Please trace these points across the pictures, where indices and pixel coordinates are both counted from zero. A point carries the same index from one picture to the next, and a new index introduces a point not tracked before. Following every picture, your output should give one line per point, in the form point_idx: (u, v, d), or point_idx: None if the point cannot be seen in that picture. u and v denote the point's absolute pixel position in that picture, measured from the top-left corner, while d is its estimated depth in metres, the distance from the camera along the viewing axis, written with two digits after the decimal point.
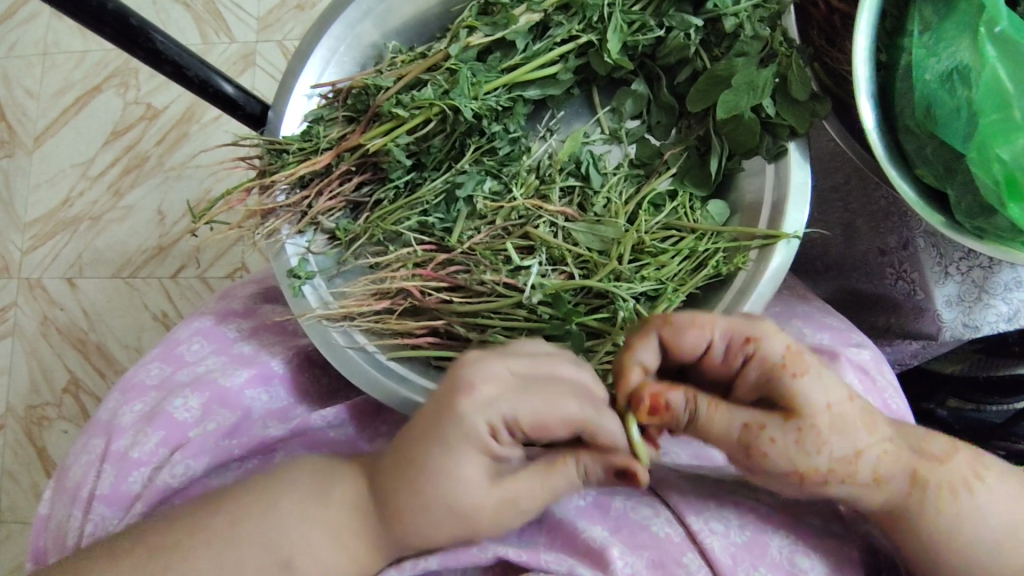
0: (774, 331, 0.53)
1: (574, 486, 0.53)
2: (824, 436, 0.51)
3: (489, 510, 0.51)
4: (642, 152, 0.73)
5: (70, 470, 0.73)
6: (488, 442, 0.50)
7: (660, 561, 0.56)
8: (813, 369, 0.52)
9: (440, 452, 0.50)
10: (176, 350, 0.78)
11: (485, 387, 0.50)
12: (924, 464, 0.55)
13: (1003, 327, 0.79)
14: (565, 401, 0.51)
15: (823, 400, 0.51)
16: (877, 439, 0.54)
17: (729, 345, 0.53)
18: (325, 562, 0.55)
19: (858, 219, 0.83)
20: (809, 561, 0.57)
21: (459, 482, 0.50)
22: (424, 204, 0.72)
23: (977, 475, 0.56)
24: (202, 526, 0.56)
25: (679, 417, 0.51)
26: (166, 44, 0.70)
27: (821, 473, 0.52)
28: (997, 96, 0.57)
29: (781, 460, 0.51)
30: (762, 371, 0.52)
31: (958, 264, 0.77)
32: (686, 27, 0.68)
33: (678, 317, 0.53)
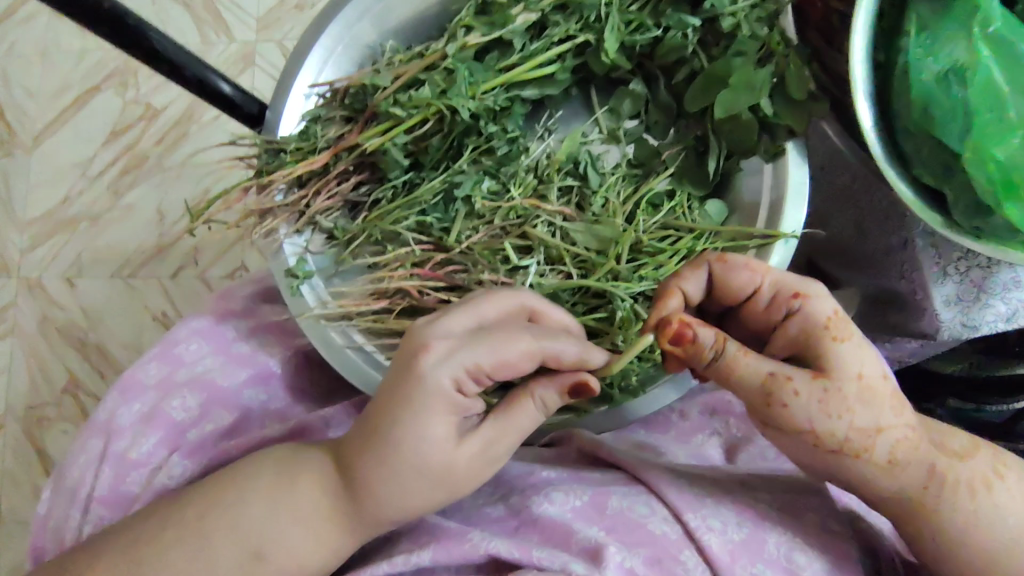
0: (823, 293, 0.55)
1: (538, 421, 0.56)
2: (849, 402, 0.53)
3: (462, 465, 0.54)
4: (641, 152, 0.73)
5: (67, 471, 0.72)
6: (452, 393, 0.53)
7: (658, 559, 0.55)
8: (853, 338, 0.54)
9: (404, 414, 0.53)
10: (173, 350, 0.76)
11: (441, 343, 0.53)
12: (943, 460, 0.55)
13: (1003, 327, 0.78)
14: (516, 340, 0.53)
15: (855, 368, 0.53)
16: (901, 423, 0.54)
17: (775, 296, 0.56)
18: (296, 552, 0.56)
19: (866, 218, 0.82)
20: (806, 557, 0.56)
21: (426, 440, 0.53)
22: (422, 204, 0.72)
23: (996, 472, 0.56)
24: (175, 520, 0.57)
25: (703, 354, 0.52)
26: (162, 43, 0.70)
27: (836, 440, 0.53)
28: (992, 96, 0.57)
29: (801, 414, 0.53)
30: (803, 327, 0.54)
31: (956, 264, 0.75)
32: (683, 27, 0.68)
33: (733, 258, 0.56)
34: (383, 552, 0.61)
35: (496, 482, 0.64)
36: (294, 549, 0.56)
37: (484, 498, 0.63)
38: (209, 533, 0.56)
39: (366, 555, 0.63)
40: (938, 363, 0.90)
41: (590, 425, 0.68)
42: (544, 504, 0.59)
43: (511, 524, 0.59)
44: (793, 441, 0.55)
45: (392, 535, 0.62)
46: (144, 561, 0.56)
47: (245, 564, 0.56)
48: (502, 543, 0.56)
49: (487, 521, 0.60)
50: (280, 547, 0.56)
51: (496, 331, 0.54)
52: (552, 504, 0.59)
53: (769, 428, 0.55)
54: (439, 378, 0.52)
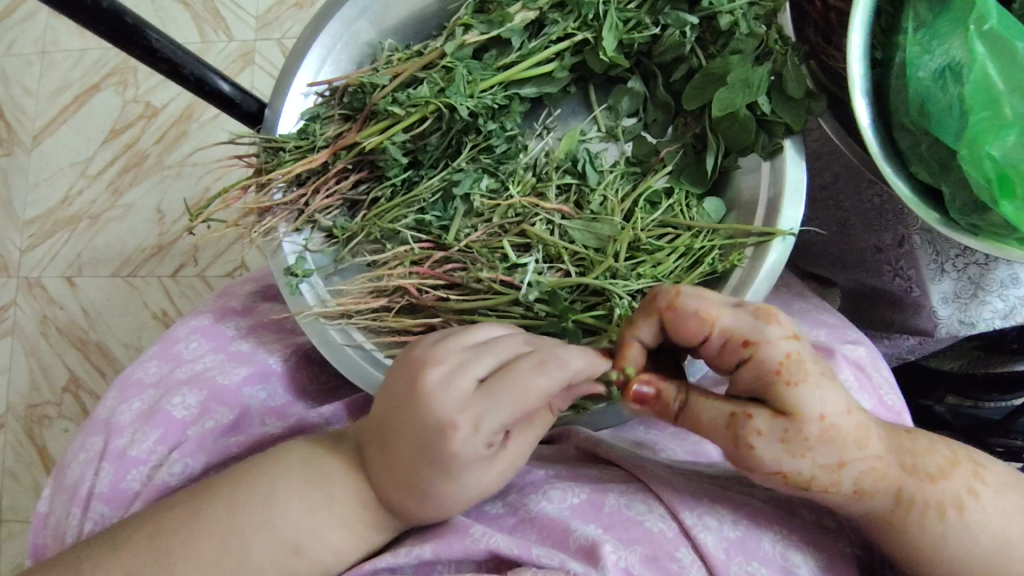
0: (778, 336, 0.52)
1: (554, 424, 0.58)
2: (811, 444, 0.51)
3: (507, 481, 0.56)
4: (639, 150, 0.73)
5: (69, 468, 0.73)
6: (489, 447, 0.53)
7: (653, 556, 0.55)
8: (812, 378, 0.51)
9: (443, 476, 0.53)
10: (174, 348, 0.78)
11: (466, 415, 0.51)
12: (913, 483, 0.54)
13: (999, 323, 0.80)
14: (537, 383, 0.51)
15: (817, 410, 0.51)
16: (866, 455, 0.53)
17: (727, 342, 0.53)
18: (318, 537, 0.57)
19: (852, 218, 0.83)
20: (802, 556, 0.57)
21: (467, 487, 0.54)
22: (421, 202, 0.72)
23: (969, 491, 0.55)
24: (197, 511, 0.57)
25: (669, 407, 0.53)
26: (162, 42, 0.70)
27: (804, 479, 0.52)
28: (987, 94, 0.57)
29: (766, 455, 0.51)
30: (758, 373, 0.52)
31: (953, 262, 0.77)
32: (682, 25, 0.69)
33: (683, 306, 0.53)
34: (382, 549, 0.61)
35: None
36: (322, 535, 0.57)
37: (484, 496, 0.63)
38: (241, 523, 0.56)
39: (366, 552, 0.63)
40: (937, 358, 0.90)
41: (587, 423, 0.67)
42: (541, 502, 0.59)
43: (510, 521, 0.59)
44: (761, 480, 0.53)
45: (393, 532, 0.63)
46: (170, 559, 0.56)
47: (278, 556, 0.56)
48: (502, 540, 0.56)
49: (486, 518, 0.60)
50: (311, 535, 0.57)
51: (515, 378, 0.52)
52: (550, 502, 0.59)
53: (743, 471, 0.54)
54: (474, 442, 0.52)
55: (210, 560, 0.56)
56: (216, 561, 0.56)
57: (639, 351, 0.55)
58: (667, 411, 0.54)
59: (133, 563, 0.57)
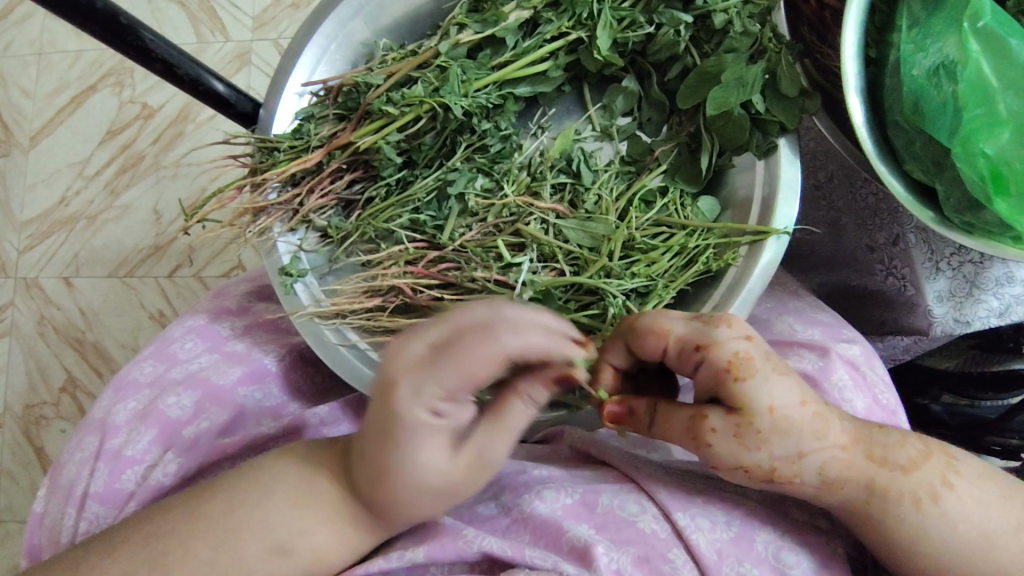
0: (727, 337, 0.55)
1: (530, 413, 0.53)
2: (764, 438, 0.53)
3: (461, 473, 0.52)
4: (633, 148, 0.73)
5: (64, 468, 0.73)
6: (434, 422, 0.49)
7: (646, 557, 0.55)
8: (762, 373, 0.53)
9: (392, 447, 0.50)
10: (169, 348, 0.78)
11: (410, 379, 0.48)
12: (882, 474, 0.54)
13: (995, 322, 0.81)
14: (484, 347, 0.47)
15: (766, 403, 0.53)
16: (827, 445, 0.54)
17: (682, 351, 0.56)
18: (310, 538, 0.57)
19: (843, 217, 0.83)
20: (795, 556, 0.56)
21: (420, 466, 0.51)
22: (416, 202, 0.72)
23: (944, 481, 0.54)
24: (199, 514, 0.57)
25: (642, 421, 0.58)
26: (156, 42, 0.70)
27: (766, 471, 0.54)
28: (982, 92, 0.57)
29: (725, 452, 0.53)
30: (712, 375, 0.55)
31: (948, 260, 0.79)
32: (676, 24, 0.69)
33: (640, 323, 0.57)
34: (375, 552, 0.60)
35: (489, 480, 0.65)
36: (314, 534, 0.57)
37: (477, 497, 0.63)
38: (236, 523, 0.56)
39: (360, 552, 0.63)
40: (932, 357, 0.85)
41: (581, 421, 0.69)
42: (534, 502, 0.59)
43: (502, 523, 0.59)
44: (726, 475, 0.55)
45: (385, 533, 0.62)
46: (167, 561, 0.56)
47: (270, 555, 0.56)
48: (494, 541, 0.56)
49: (479, 520, 0.60)
50: (304, 536, 0.57)
51: (458, 340, 0.47)
52: (543, 502, 0.58)
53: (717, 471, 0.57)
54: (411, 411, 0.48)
55: (207, 562, 0.56)
56: (213, 563, 0.56)
57: (610, 373, 0.60)
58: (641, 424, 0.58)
59: (129, 564, 0.56)
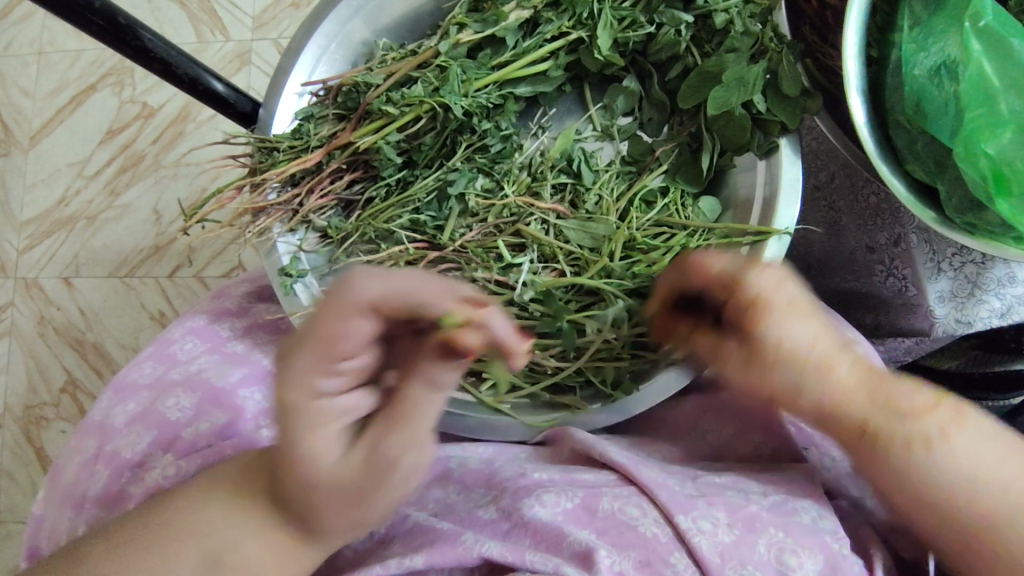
0: (755, 277, 0.57)
1: (432, 397, 0.50)
2: (771, 365, 0.57)
3: (353, 474, 0.49)
4: (634, 148, 0.73)
5: (64, 470, 0.73)
6: (313, 406, 0.48)
7: (647, 561, 0.55)
8: (777, 311, 0.56)
9: (287, 441, 0.49)
10: (169, 349, 0.78)
11: (286, 360, 0.48)
12: (881, 413, 0.53)
13: (997, 323, 0.80)
14: (337, 308, 0.45)
15: (776, 335, 0.56)
16: (833, 379, 0.55)
17: (715, 284, 0.59)
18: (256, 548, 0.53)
19: (844, 217, 0.83)
20: (799, 559, 0.55)
21: (315, 462, 0.49)
22: (416, 202, 0.72)
23: (942, 431, 0.52)
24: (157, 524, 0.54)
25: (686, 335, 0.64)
26: (155, 42, 0.70)
27: (774, 394, 0.58)
28: (984, 91, 0.57)
29: (741, 368, 0.60)
30: (738, 307, 0.58)
31: (950, 260, 0.79)
32: (677, 23, 0.69)
33: (682, 258, 0.61)
34: (374, 555, 0.60)
35: (489, 484, 0.64)
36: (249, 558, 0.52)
37: (477, 501, 0.63)
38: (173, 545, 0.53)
39: (359, 555, 0.62)
40: None
41: (582, 421, 0.70)
42: (534, 507, 0.58)
43: (503, 527, 0.58)
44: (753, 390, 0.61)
45: (385, 536, 0.62)
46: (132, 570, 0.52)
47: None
48: (495, 546, 0.56)
49: (479, 524, 0.60)
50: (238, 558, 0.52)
51: (318, 312, 0.46)
52: (542, 507, 0.58)
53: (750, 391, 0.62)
54: (286, 392, 0.48)
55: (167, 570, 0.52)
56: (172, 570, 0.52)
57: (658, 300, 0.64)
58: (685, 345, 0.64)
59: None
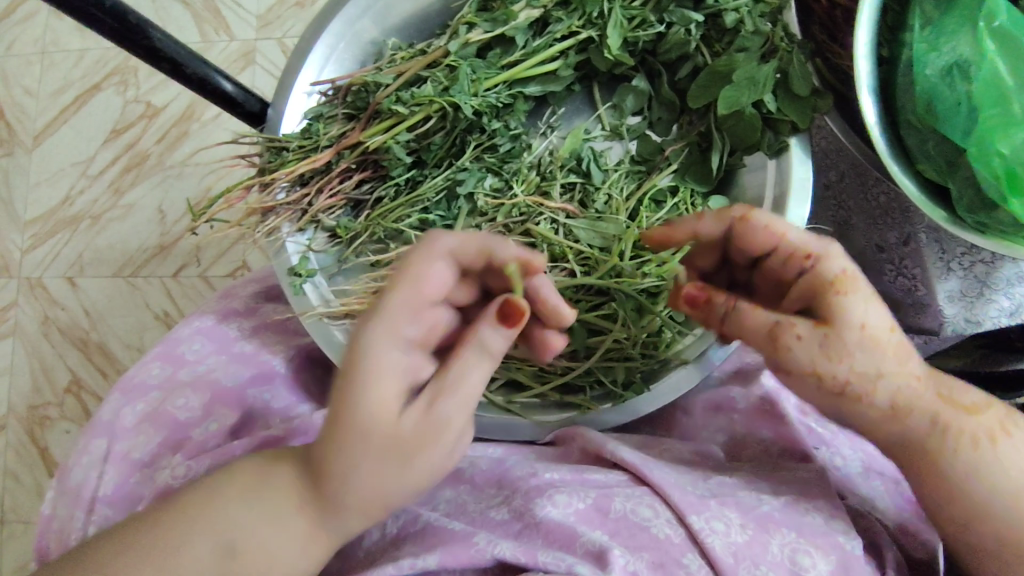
0: (837, 253, 0.55)
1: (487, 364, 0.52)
2: (847, 350, 0.53)
3: (407, 430, 0.50)
4: (643, 148, 0.73)
5: (71, 471, 0.72)
6: (389, 352, 0.50)
7: (660, 562, 0.55)
8: (863, 293, 0.54)
9: (344, 399, 0.50)
10: (177, 349, 0.77)
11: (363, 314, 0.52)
12: (949, 410, 0.55)
13: (1006, 322, 0.81)
14: (417, 270, 0.53)
15: (858, 318, 0.53)
16: (904, 372, 0.54)
17: (791, 256, 0.56)
18: (270, 543, 0.51)
19: (854, 216, 0.83)
20: (812, 559, 0.55)
21: (370, 418, 0.49)
22: (425, 201, 0.72)
23: (1002, 429, 0.55)
24: (155, 529, 0.52)
25: (716, 310, 0.57)
26: (164, 41, 0.69)
27: (838, 383, 0.54)
28: (997, 91, 0.57)
29: (802, 356, 0.54)
30: (813, 285, 0.55)
31: (960, 260, 0.79)
32: (687, 23, 0.69)
33: (754, 219, 0.57)
34: (386, 555, 0.60)
35: (500, 484, 0.64)
36: (268, 544, 0.51)
37: (488, 502, 0.63)
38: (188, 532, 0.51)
39: (370, 555, 0.62)
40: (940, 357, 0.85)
41: (594, 423, 0.69)
42: (546, 507, 0.58)
43: (515, 527, 0.58)
44: (798, 382, 0.56)
45: (396, 535, 0.61)
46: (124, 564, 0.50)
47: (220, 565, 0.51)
48: (508, 547, 0.55)
49: (491, 525, 0.59)
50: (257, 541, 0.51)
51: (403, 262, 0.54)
52: (555, 507, 0.58)
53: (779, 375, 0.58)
54: (371, 334, 0.51)
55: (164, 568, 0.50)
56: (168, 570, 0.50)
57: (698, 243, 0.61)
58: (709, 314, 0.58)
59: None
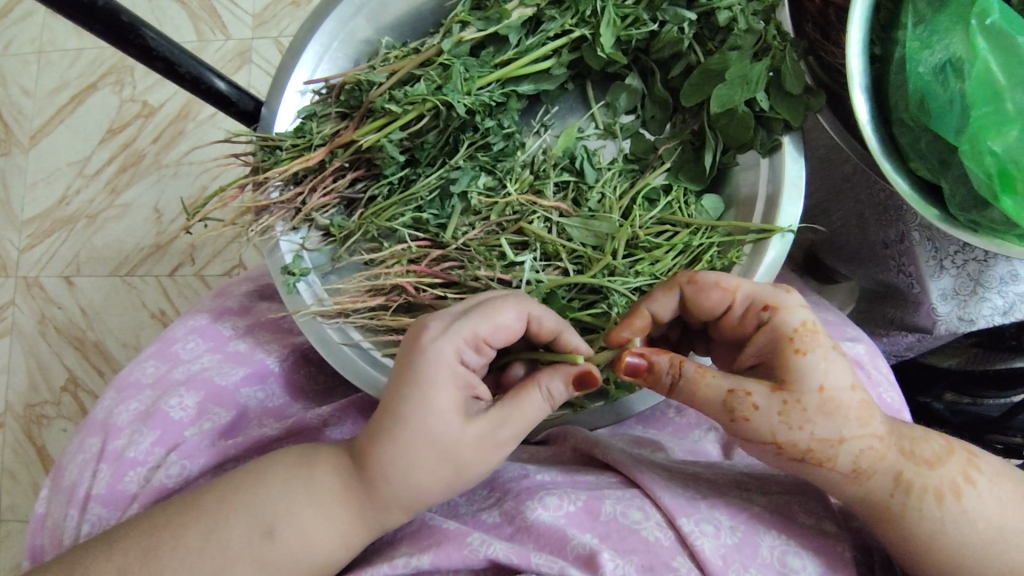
0: (795, 304, 0.54)
1: (544, 411, 0.56)
2: (807, 415, 0.52)
3: (468, 443, 0.53)
4: (637, 147, 0.73)
5: (67, 469, 0.73)
6: (455, 367, 0.54)
7: (650, 566, 0.55)
8: (821, 349, 0.53)
9: (412, 398, 0.53)
10: (170, 349, 0.78)
11: (437, 324, 0.56)
12: (909, 467, 0.54)
13: (999, 320, 0.79)
14: (505, 311, 0.56)
15: (817, 381, 0.52)
16: (867, 433, 0.54)
17: (748, 309, 0.56)
18: (303, 529, 0.56)
19: (866, 211, 0.82)
20: (802, 560, 0.56)
21: (434, 419, 0.53)
22: (418, 200, 0.72)
23: (966, 478, 0.54)
24: (195, 505, 0.58)
25: (662, 380, 0.56)
26: (157, 40, 0.69)
27: (798, 450, 0.54)
28: (990, 89, 0.57)
29: (762, 427, 0.53)
30: (771, 340, 0.54)
31: (952, 258, 0.77)
32: (680, 21, 0.68)
33: (703, 278, 0.57)
34: (381, 553, 0.60)
35: (493, 485, 0.64)
36: (304, 528, 0.56)
37: (481, 504, 0.63)
38: (227, 508, 0.57)
39: (367, 556, 0.63)
40: (934, 355, 0.89)
41: (585, 421, 0.69)
42: (537, 510, 0.58)
43: (507, 531, 0.58)
44: (757, 450, 0.55)
45: (392, 533, 0.62)
46: (160, 547, 0.57)
47: (256, 542, 0.56)
48: (500, 548, 0.55)
49: (484, 527, 0.60)
50: (293, 520, 0.56)
51: (487, 299, 0.57)
52: (546, 510, 0.58)
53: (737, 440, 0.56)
54: (442, 350, 0.54)
55: (195, 548, 0.56)
56: (202, 550, 0.56)
57: (649, 319, 0.59)
58: (659, 379, 0.56)
59: (123, 562, 0.57)
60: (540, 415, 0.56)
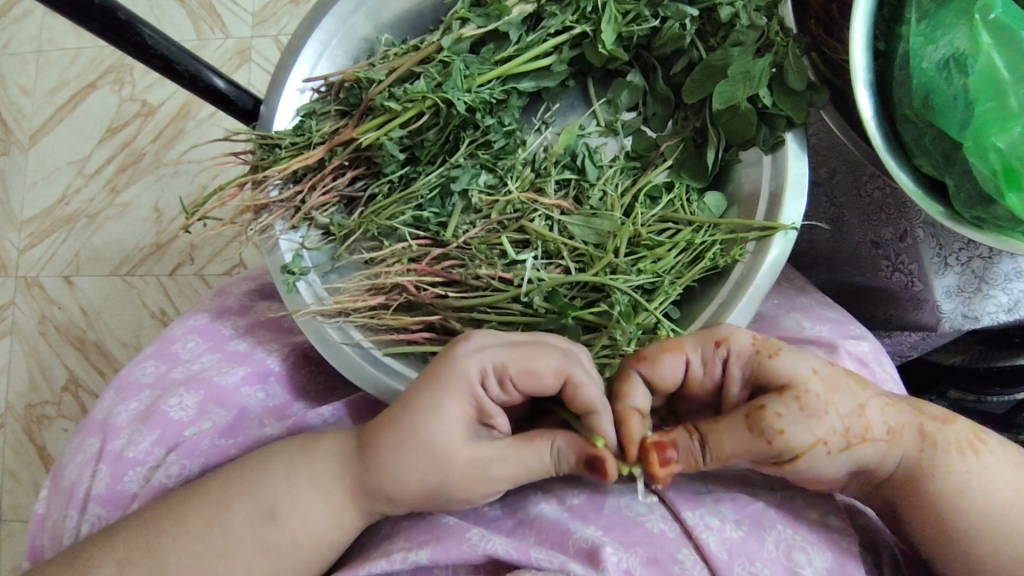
0: (739, 329, 0.57)
1: (546, 469, 0.54)
2: (823, 398, 0.52)
3: (460, 462, 0.53)
4: (638, 144, 0.72)
5: (66, 470, 0.73)
6: (474, 386, 0.53)
7: (654, 558, 0.55)
8: (785, 348, 0.55)
9: (426, 397, 0.53)
10: (170, 349, 0.78)
11: (475, 341, 0.55)
12: (927, 422, 0.55)
13: (1003, 318, 0.79)
14: (545, 358, 0.54)
15: (806, 368, 0.54)
16: (874, 396, 0.55)
17: (704, 358, 0.56)
18: (308, 513, 0.56)
19: (846, 213, 0.83)
20: (806, 556, 0.55)
21: (435, 425, 0.52)
22: (419, 198, 0.72)
23: (978, 436, 0.56)
24: (198, 494, 0.58)
25: (692, 452, 0.52)
26: (155, 38, 0.69)
27: (840, 440, 0.52)
28: (994, 85, 0.56)
29: (798, 430, 0.51)
30: (744, 364, 0.55)
31: (957, 255, 0.77)
32: (682, 17, 0.68)
33: (647, 352, 0.56)
34: (378, 547, 0.59)
35: None
36: (308, 512, 0.56)
37: None
38: (229, 497, 0.57)
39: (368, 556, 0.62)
40: (939, 353, 0.89)
41: None
42: (540, 505, 0.59)
43: (509, 524, 0.58)
44: (811, 460, 0.52)
45: (388, 531, 0.61)
46: (162, 537, 0.56)
47: (259, 526, 0.56)
48: (500, 543, 0.55)
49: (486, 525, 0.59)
50: (296, 510, 0.56)
51: (535, 339, 0.56)
52: (548, 505, 0.58)
53: (786, 468, 0.53)
54: (467, 366, 0.53)
55: (198, 535, 0.56)
56: (205, 537, 0.56)
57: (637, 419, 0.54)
58: (689, 456, 0.52)
59: (124, 552, 0.57)
60: (541, 470, 0.54)
